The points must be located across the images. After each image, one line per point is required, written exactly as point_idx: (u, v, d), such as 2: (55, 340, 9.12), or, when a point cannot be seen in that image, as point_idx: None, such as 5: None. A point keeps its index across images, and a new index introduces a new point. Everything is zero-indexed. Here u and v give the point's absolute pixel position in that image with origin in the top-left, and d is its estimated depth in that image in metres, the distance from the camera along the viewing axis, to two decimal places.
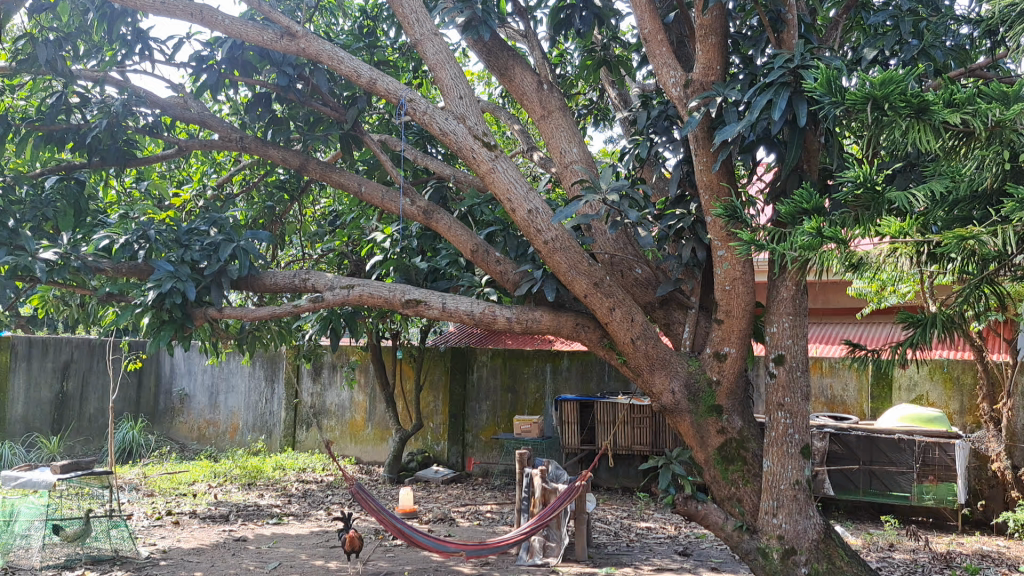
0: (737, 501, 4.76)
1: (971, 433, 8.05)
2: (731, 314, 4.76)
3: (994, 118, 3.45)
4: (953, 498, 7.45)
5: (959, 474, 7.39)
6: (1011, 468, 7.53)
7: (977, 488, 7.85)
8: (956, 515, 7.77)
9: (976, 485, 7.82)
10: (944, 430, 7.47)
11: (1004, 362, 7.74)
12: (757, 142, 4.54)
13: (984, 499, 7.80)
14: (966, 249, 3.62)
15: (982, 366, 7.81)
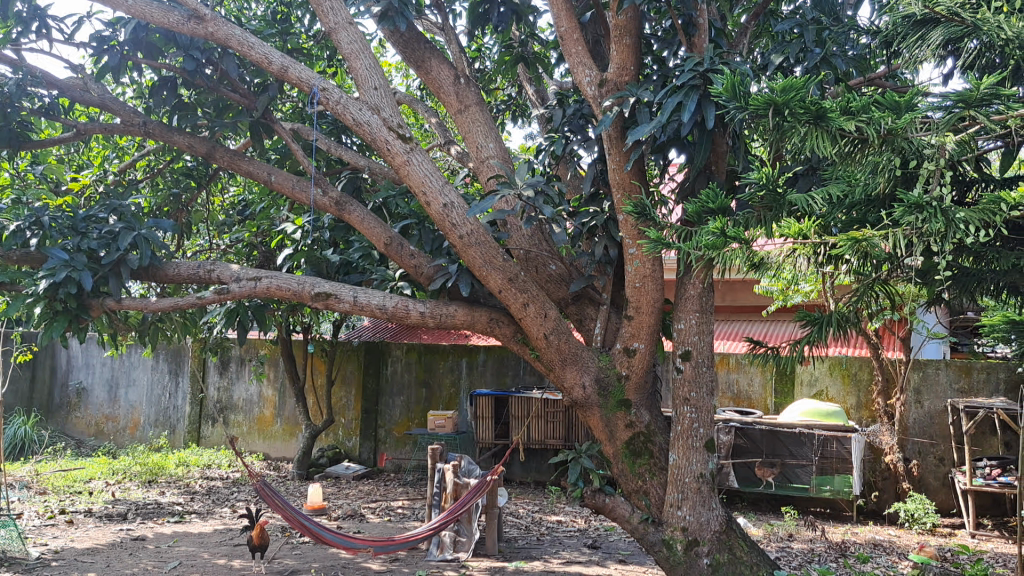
0: (643, 494, 4.85)
1: (867, 427, 8.39)
2: (640, 311, 4.84)
3: (886, 126, 3.64)
4: (849, 490, 7.74)
5: (856, 466, 7.64)
6: (903, 461, 7.91)
7: (871, 480, 8.14)
8: (851, 505, 8.05)
9: (870, 478, 8.10)
10: (842, 425, 7.70)
11: (898, 359, 8.09)
12: (669, 143, 4.63)
13: (878, 490, 8.11)
14: (860, 251, 3.84)
15: (878, 364, 8.15)
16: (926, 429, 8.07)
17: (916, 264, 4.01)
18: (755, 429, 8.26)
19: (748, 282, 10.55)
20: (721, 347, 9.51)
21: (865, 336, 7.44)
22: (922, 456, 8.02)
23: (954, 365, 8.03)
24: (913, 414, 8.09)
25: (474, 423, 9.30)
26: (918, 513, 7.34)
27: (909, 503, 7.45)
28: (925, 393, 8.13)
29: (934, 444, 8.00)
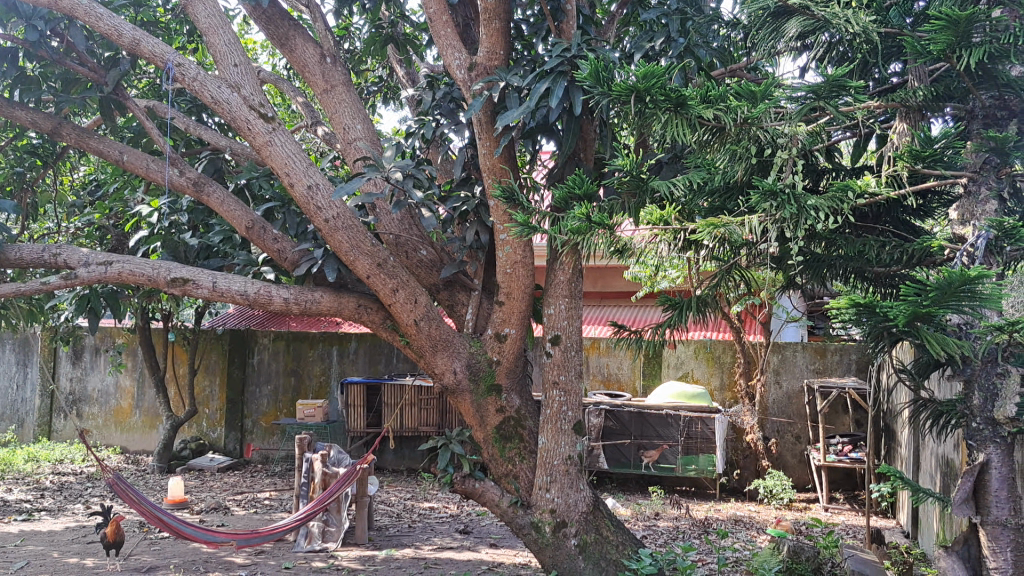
0: (513, 477, 4.88)
1: (730, 408, 8.71)
2: (512, 296, 4.85)
3: (742, 115, 3.78)
4: (712, 468, 8.10)
5: (718, 446, 8.01)
6: (763, 439, 8.26)
7: (733, 459, 8.47)
8: (715, 484, 8.38)
9: (732, 456, 8.43)
10: (706, 405, 8.03)
11: (759, 342, 8.42)
12: (538, 129, 4.65)
13: (739, 469, 8.44)
14: (718, 237, 3.99)
15: (740, 347, 8.46)
16: (784, 409, 8.45)
17: (771, 250, 4.19)
18: (625, 412, 8.44)
19: (618, 267, 10.79)
20: (592, 331, 9.67)
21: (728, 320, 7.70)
22: (781, 435, 8.41)
23: (809, 348, 8.42)
24: (772, 394, 8.46)
25: (345, 412, 9.14)
26: (776, 489, 7.72)
27: (769, 479, 7.81)
28: (783, 373, 8.50)
29: (792, 423, 8.40)
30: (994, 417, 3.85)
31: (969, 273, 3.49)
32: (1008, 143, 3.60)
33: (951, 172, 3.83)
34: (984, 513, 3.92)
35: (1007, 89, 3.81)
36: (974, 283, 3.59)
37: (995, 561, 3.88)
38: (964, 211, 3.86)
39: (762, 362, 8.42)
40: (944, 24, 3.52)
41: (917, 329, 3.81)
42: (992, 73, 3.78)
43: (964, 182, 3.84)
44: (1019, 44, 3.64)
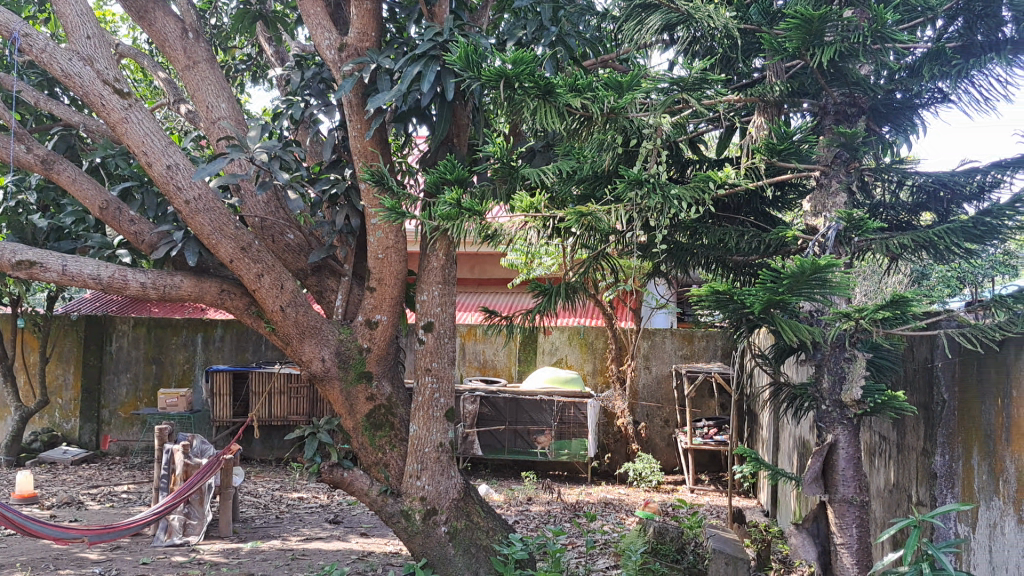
0: (383, 466, 4.80)
1: (602, 392, 8.92)
2: (383, 282, 4.78)
3: (609, 104, 3.84)
4: (584, 452, 8.27)
5: (591, 430, 8.10)
6: (634, 424, 8.46)
7: (605, 442, 8.73)
8: (586, 468, 8.57)
9: (603, 440, 8.66)
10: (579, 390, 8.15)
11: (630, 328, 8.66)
12: (409, 113, 4.60)
13: (610, 452, 8.70)
14: (585, 224, 4.03)
15: (612, 333, 8.64)
16: (653, 393, 8.74)
17: (636, 238, 4.29)
18: (500, 398, 8.50)
19: (496, 254, 10.93)
20: (466, 318, 9.72)
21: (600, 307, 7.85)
22: (650, 419, 8.67)
23: (677, 334, 8.71)
24: (642, 378, 8.70)
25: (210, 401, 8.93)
26: (645, 471, 7.95)
27: (638, 463, 8.01)
28: (652, 359, 8.77)
29: (660, 407, 8.69)
30: (842, 399, 4.05)
31: (819, 262, 3.64)
32: (856, 139, 3.80)
33: (805, 165, 4.08)
34: (832, 491, 4.12)
35: (856, 87, 4.03)
36: (824, 272, 3.74)
37: (842, 537, 4.07)
38: (816, 203, 4.08)
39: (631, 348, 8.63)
40: (799, 22, 3.64)
41: (772, 316, 3.98)
42: (843, 71, 3.96)
43: (817, 175, 4.05)
44: (866, 45, 3.81)
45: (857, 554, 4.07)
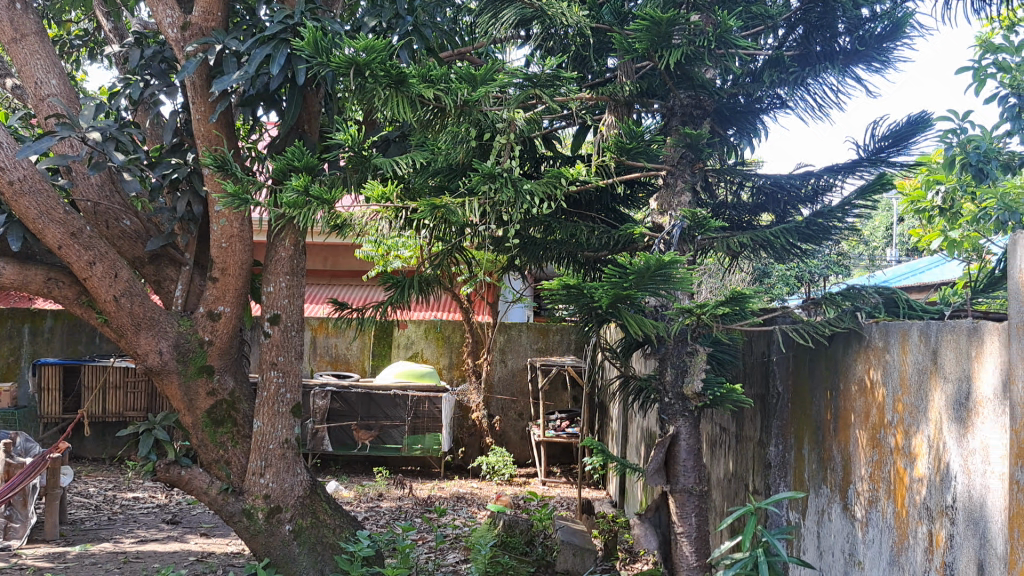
0: (224, 463, 4.65)
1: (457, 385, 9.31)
2: (226, 272, 4.60)
3: (462, 97, 3.80)
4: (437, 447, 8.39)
5: (445, 424, 8.35)
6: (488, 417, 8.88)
7: (459, 437, 9.07)
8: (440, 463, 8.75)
9: (459, 434, 9.06)
10: (432, 384, 8.29)
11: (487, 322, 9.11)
12: (257, 97, 4.43)
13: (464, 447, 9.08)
14: (438, 217, 3.96)
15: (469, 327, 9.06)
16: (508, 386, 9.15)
17: (489, 232, 4.27)
18: (352, 392, 8.59)
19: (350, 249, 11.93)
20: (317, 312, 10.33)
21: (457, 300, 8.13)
22: (505, 412, 9.15)
23: (533, 329, 9.21)
24: (497, 372, 9.12)
25: (36, 397, 8.61)
26: (499, 465, 8.16)
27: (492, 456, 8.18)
28: (507, 353, 9.21)
29: (514, 400, 9.09)
30: (684, 392, 4.17)
31: (664, 258, 3.72)
32: (700, 141, 3.92)
33: (653, 165, 4.15)
34: (674, 481, 4.24)
35: (701, 89, 4.16)
36: (669, 268, 3.82)
37: (682, 526, 4.19)
38: (662, 202, 4.22)
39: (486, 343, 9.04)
40: (648, 24, 3.71)
41: (618, 310, 4.05)
42: (689, 74, 4.08)
43: (663, 174, 4.18)
44: (711, 50, 3.93)
45: (695, 542, 4.19)
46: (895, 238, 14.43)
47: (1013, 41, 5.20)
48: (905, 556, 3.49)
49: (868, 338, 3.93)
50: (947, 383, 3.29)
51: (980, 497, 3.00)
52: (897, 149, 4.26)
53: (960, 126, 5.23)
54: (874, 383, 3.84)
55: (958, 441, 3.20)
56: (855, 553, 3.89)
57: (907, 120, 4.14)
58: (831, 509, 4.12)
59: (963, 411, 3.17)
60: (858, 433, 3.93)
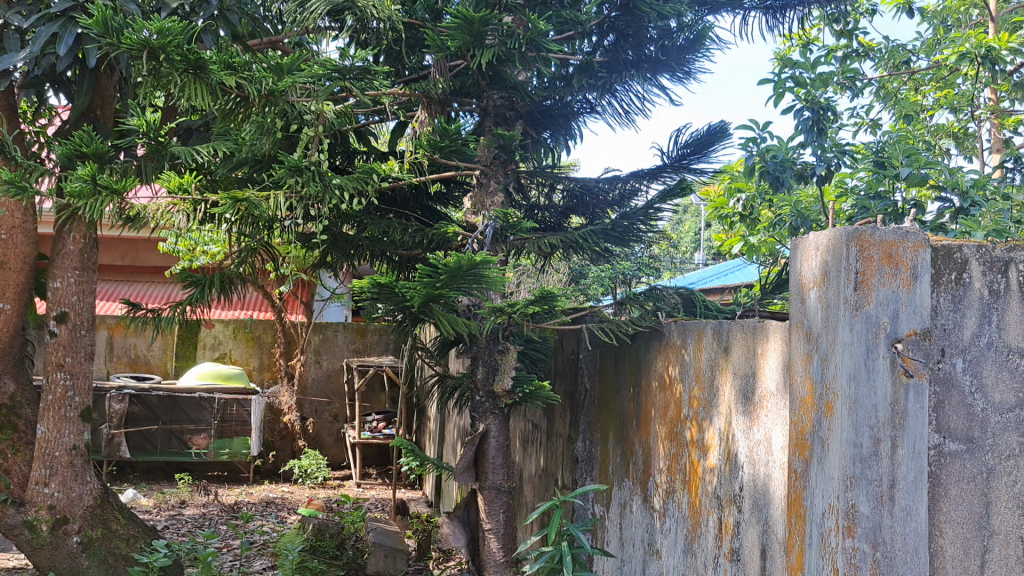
0: (3, 473, 4.33)
1: (268, 386, 9.90)
2: (6, 267, 4.30)
3: (267, 87, 3.65)
4: (246, 451, 8.75)
5: (254, 428, 8.68)
6: (300, 420, 9.52)
7: (270, 440, 9.61)
8: (248, 468, 9.12)
9: (270, 437, 9.58)
10: (241, 386, 8.72)
11: (300, 323, 9.78)
12: (43, 78, 4.13)
13: (275, 450, 9.61)
14: (240, 211, 3.76)
15: (282, 327, 9.66)
16: (321, 387, 9.84)
17: (296, 227, 4.13)
18: (152, 396, 8.69)
19: (152, 245, 11.90)
20: (115, 310, 10.53)
21: (270, 297, 8.54)
22: (319, 414, 9.82)
23: (350, 331, 9.99)
24: (310, 373, 9.81)
25: None
26: (312, 468, 8.76)
27: (305, 460, 8.76)
28: (323, 353, 9.94)
29: (331, 402, 9.83)
30: (494, 390, 4.16)
31: (476, 258, 3.72)
32: (512, 143, 3.96)
33: (467, 164, 4.11)
34: (483, 479, 4.25)
35: (514, 91, 4.18)
36: (480, 267, 3.83)
37: (490, 523, 4.22)
38: (476, 201, 4.23)
39: (301, 343, 9.74)
40: (461, 22, 3.69)
41: (431, 309, 3.99)
42: (501, 75, 4.09)
43: (477, 174, 4.17)
44: (522, 52, 3.96)
45: (503, 539, 4.22)
46: (703, 242, 15.14)
47: (808, 58, 5.55)
48: (698, 544, 3.65)
49: (668, 336, 4.09)
50: (736, 378, 3.47)
51: (764, 484, 3.17)
52: (698, 157, 4.44)
53: (760, 135, 5.55)
54: (672, 379, 4.00)
55: (745, 432, 3.37)
56: (653, 542, 4.03)
57: (707, 129, 4.34)
58: (633, 502, 4.26)
59: (750, 404, 3.35)
60: (657, 426, 4.08)
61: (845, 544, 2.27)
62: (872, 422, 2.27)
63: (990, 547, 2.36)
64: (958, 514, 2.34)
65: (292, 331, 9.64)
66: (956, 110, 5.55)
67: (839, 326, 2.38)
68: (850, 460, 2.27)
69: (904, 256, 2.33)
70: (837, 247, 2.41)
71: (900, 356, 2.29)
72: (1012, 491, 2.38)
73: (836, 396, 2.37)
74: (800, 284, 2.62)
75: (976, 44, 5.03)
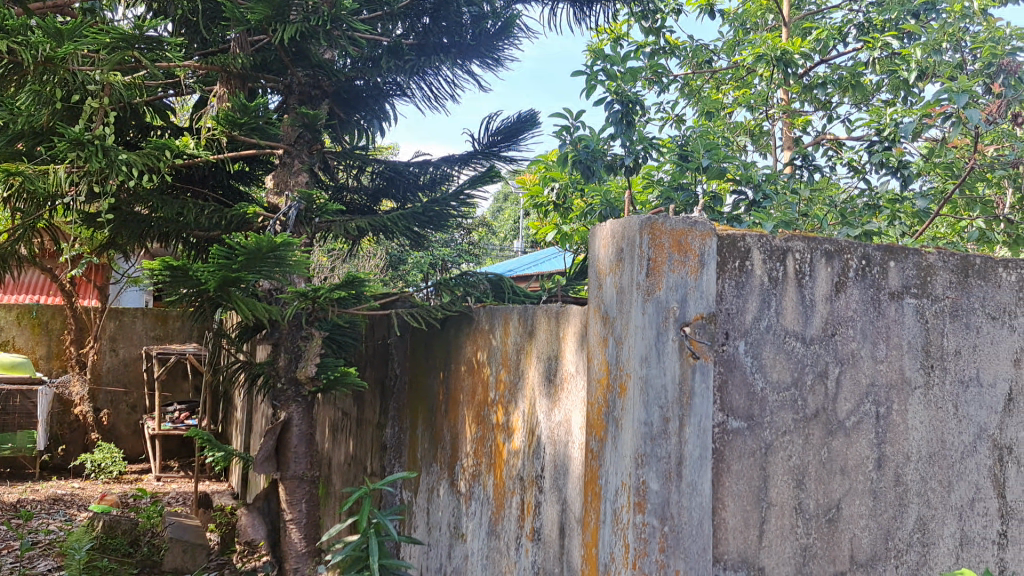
0: None
1: (56, 376, 9.41)
2: None
3: (43, 53, 3.40)
4: (31, 445, 8.40)
5: (39, 421, 8.35)
6: (92, 412, 9.19)
7: (58, 434, 9.16)
8: (34, 463, 8.75)
9: (58, 431, 9.14)
10: (24, 376, 8.45)
11: (93, 309, 9.37)
12: None
13: (65, 444, 9.18)
14: (11, 185, 3.48)
15: (73, 313, 9.23)
16: (116, 377, 9.61)
17: (80, 206, 3.86)
18: None
19: None
20: None
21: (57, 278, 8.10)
22: (114, 405, 9.57)
23: (149, 316, 9.77)
24: (104, 362, 9.53)
25: None
26: (105, 462, 8.51)
27: (98, 455, 8.48)
28: (119, 341, 9.69)
29: (127, 393, 9.65)
30: (296, 377, 4.05)
31: (276, 241, 3.60)
32: (317, 122, 3.87)
33: (269, 143, 3.97)
34: (284, 468, 4.15)
35: (319, 69, 4.07)
36: (279, 250, 3.71)
37: (292, 513, 4.13)
38: (278, 181, 4.10)
39: (94, 330, 9.36)
40: None
41: (228, 293, 3.82)
42: (305, 52, 3.97)
43: (280, 154, 4.05)
44: (327, 30, 3.86)
45: (305, 528, 4.15)
46: (521, 230, 15.43)
47: (618, 52, 5.72)
48: (502, 525, 3.71)
49: (476, 320, 4.11)
50: (540, 361, 3.53)
51: (563, 464, 3.25)
52: (508, 145, 4.48)
53: (573, 124, 5.68)
54: (480, 363, 4.03)
55: (547, 414, 3.44)
56: (458, 526, 4.06)
57: (518, 117, 4.40)
58: (440, 486, 4.27)
59: (552, 386, 3.41)
60: (465, 410, 4.11)
61: (635, 519, 2.32)
62: (662, 401, 2.36)
63: (767, 517, 2.53)
64: (738, 487, 2.49)
65: (83, 317, 9.24)
66: (752, 108, 5.89)
67: (631, 310, 2.43)
68: (642, 438, 2.34)
69: (691, 245, 2.43)
70: (630, 234, 2.45)
71: (688, 339, 2.39)
72: (787, 464, 2.57)
73: (628, 378, 2.42)
74: (597, 269, 2.64)
75: (772, 47, 5.32)
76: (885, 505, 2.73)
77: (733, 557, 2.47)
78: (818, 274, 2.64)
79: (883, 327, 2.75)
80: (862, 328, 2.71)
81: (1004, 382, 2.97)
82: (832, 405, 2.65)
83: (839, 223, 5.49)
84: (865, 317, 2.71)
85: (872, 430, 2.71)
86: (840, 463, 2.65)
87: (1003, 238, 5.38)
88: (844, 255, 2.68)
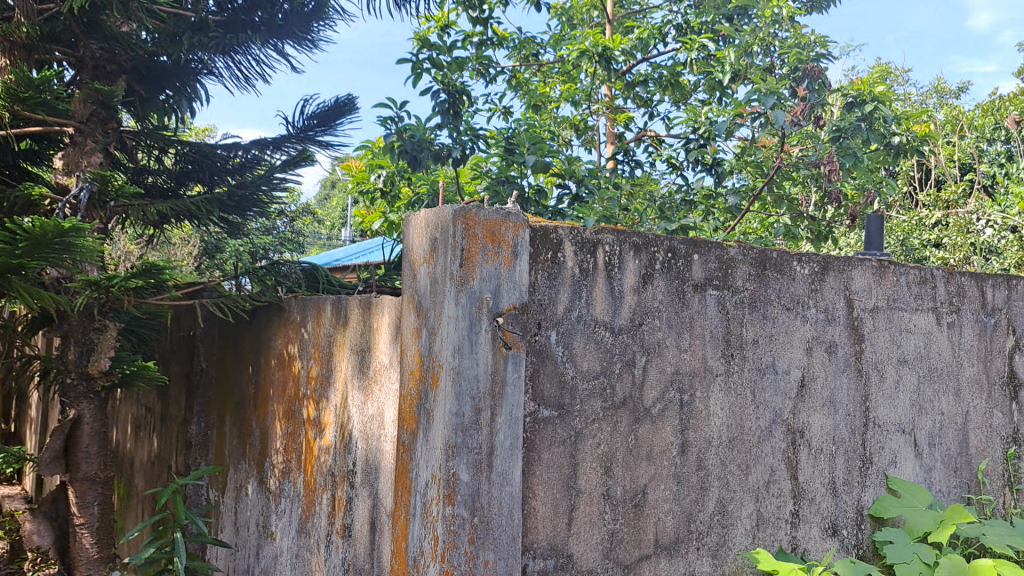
0: None
1: None
2: None
3: None
4: None
5: None
6: None
7: None
8: None
9: None
10: None
11: None
12: None
13: None
14: None
15: None
16: None
17: None
18: None
19: None
20: None
21: None
22: None
23: None
24: None
25: None
26: None
27: None
28: None
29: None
30: (88, 372, 3.78)
31: (64, 224, 3.31)
32: (113, 98, 3.62)
33: (57, 120, 3.68)
34: (74, 469, 3.88)
35: (115, 42, 3.81)
36: (67, 236, 3.41)
37: (82, 517, 3.88)
38: (68, 161, 3.82)
39: None
40: None
41: (7, 281, 3.46)
42: (99, 23, 3.70)
43: (70, 131, 3.77)
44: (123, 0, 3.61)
45: (97, 533, 3.91)
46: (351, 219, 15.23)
47: (445, 41, 5.67)
48: (312, 522, 3.59)
49: (288, 311, 3.97)
50: (353, 353, 3.43)
51: (375, 458, 3.16)
52: (325, 129, 4.35)
53: (398, 113, 5.60)
54: (291, 357, 3.89)
55: (360, 407, 3.34)
56: (267, 525, 3.91)
57: (335, 101, 4.30)
58: (248, 485, 4.10)
59: (365, 378, 3.32)
60: (275, 406, 3.96)
61: (445, 512, 2.24)
62: (473, 392, 2.29)
63: (576, 505, 2.52)
64: (549, 476, 2.46)
65: None
66: (577, 103, 5.99)
67: (444, 301, 2.32)
68: (452, 429, 2.26)
69: (505, 236, 2.38)
70: (443, 223, 2.35)
71: (501, 329, 2.35)
72: (596, 452, 2.58)
73: (441, 369, 2.31)
74: (410, 259, 2.51)
75: (595, 43, 5.40)
76: (688, 489, 2.80)
77: (543, 546, 2.44)
78: (626, 266, 2.67)
79: (687, 317, 2.82)
80: (668, 319, 2.77)
81: (797, 369, 3.13)
82: (638, 393, 2.69)
83: (658, 217, 5.67)
84: (671, 307, 2.78)
85: (676, 417, 2.78)
86: (646, 449, 2.70)
87: (806, 233, 5.83)
88: (652, 248, 2.73)
